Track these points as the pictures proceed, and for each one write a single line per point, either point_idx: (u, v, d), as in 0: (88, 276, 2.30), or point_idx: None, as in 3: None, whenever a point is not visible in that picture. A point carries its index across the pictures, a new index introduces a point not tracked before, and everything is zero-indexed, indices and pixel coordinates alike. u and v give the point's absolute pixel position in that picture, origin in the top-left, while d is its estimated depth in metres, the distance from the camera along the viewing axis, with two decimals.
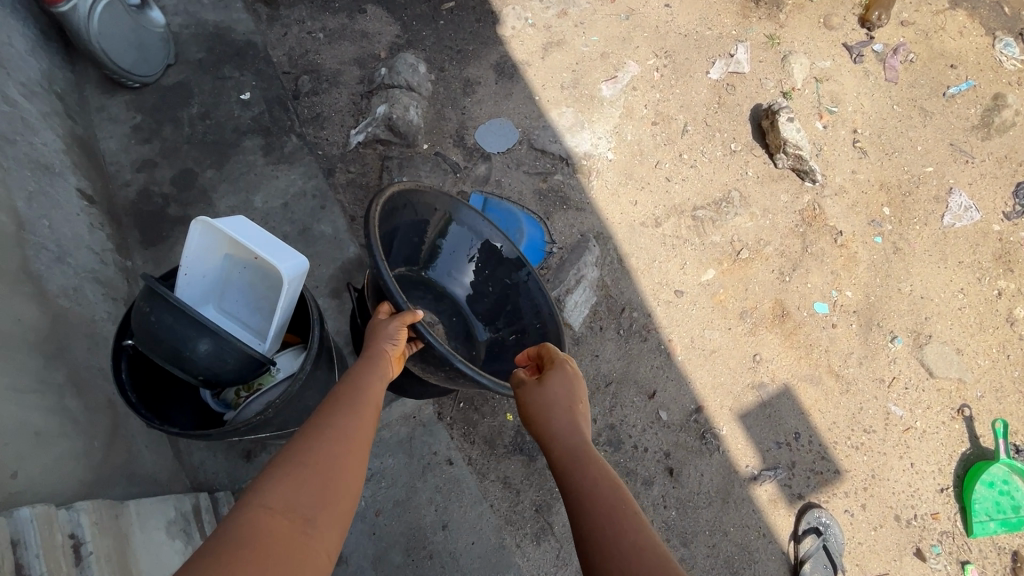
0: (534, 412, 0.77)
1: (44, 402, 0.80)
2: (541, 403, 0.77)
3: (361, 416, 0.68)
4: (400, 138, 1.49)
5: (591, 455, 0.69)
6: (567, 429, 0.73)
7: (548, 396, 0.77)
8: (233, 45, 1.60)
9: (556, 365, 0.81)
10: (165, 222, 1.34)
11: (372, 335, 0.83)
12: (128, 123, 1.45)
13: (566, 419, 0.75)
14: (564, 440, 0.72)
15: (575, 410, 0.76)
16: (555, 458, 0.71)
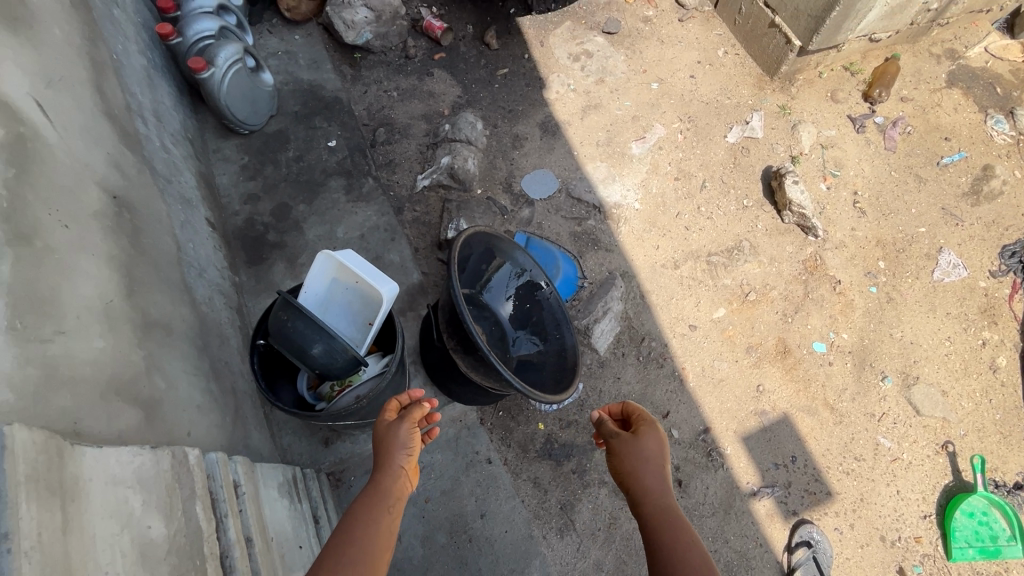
0: (627, 466, 0.87)
1: (199, 383, 1.06)
2: (636, 458, 0.87)
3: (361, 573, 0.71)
4: (459, 183, 1.77)
5: (678, 520, 0.80)
6: (658, 488, 0.84)
7: (641, 456, 0.87)
8: (323, 100, 1.92)
9: (649, 425, 0.91)
10: (265, 246, 1.63)
11: (385, 449, 0.86)
12: (237, 162, 1.76)
13: (658, 479, 0.85)
14: (658, 497, 0.83)
15: (663, 475, 0.86)
16: (648, 514, 0.82)
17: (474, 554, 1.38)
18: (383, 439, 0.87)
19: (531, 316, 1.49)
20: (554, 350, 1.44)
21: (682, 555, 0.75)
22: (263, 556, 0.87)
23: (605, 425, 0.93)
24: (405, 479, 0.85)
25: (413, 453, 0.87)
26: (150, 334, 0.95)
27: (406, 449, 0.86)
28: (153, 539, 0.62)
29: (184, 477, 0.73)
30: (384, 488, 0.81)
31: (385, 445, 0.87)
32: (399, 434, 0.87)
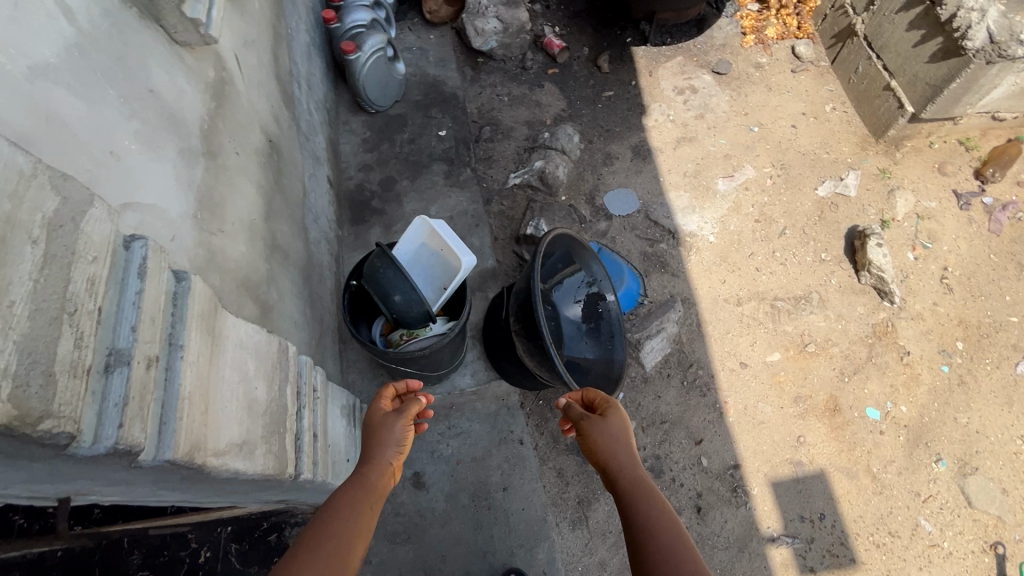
0: (597, 446, 0.90)
1: (299, 305, 1.26)
2: (604, 437, 0.91)
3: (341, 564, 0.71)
4: (546, 187, 1.91)
5: (648, 488, 0.84)
6: (628, 463, 0.88)
7: (610, 434, 0.91)
8: (442, 94, 2.14)
9: (612, 406, 0.96)
10: (368, 210, 1.85)
11: (376, 439, 0.88)
12: (360, 135, 2.01)
13: (627, 453, 0.89)
14: (627, 470, 0.87)
15: (632, 451, 0.90)
16: (622, 489, 0.84)
17: (489, 521, 1.48)
18: (377, 430, 0.89)
19: (592, 323, 1.56)
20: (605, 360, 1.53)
21: (655, 523, 0.78)
22: (323, 451, 1.04)
23: (572, 409, 0.97)
24: (390, 475, 0.86)
25: (403, 450, 0.89)
26: (274, 254, 1.15)
27: (397, 445, 0.88)
28: (258, 398, 0.81)
29: (281, 370, 0.90)
30: (370, 478, 0.82)
31: (378, 436, 0.88)
32: (393, 430, 0.89)
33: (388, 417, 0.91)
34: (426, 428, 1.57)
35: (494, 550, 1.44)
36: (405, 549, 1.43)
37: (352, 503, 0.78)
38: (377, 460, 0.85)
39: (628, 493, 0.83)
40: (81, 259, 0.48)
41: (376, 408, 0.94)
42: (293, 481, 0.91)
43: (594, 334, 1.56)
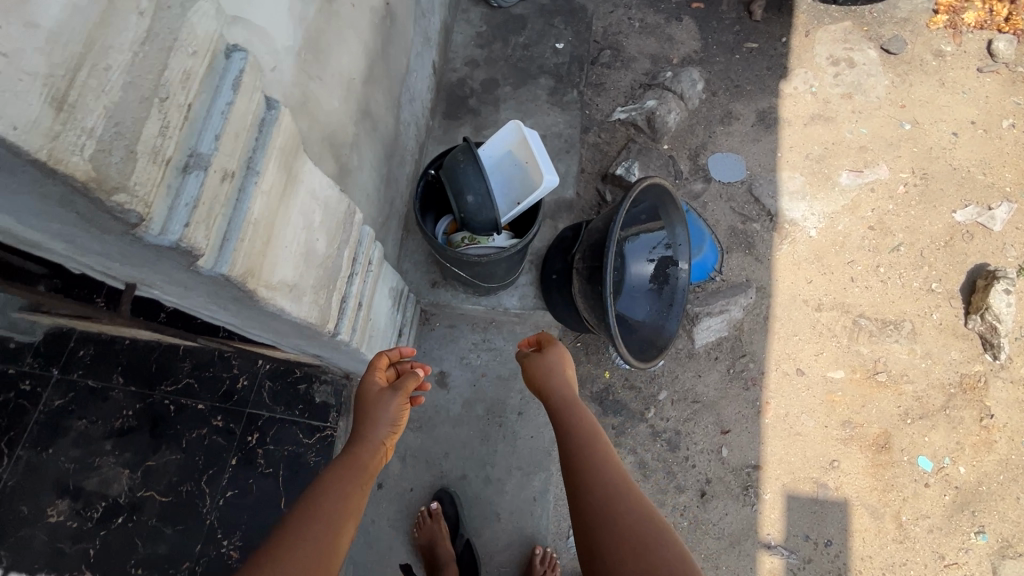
0: (537, 374, 0.99)
1: (375, 180, 1.26)
2: (540, 365, 0.99)
3: (336, 530, 0.70)
4: (651, 131, 1.77)
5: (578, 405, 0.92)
6: (561, 384, 0.96)
7: (547, 363, 0.99)
8: (571, 3, 1.98)
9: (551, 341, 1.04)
10: (463, 108, 1.79)
11: (373, 412, 0.88)
12: (475, 29, 1.92)
13: (562, 378, 0.97)
14: (559, 390, 0.95)
15: (566, 377, 0.98)
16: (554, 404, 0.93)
17: (497, 436, 1.51)
18: (374, 406, 0.89)
19: (661, 285, 1.48)
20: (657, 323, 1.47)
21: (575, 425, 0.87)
22: (363, 324, 1.08)
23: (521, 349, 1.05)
24: (380, 453, 0.87)
25: (395, 429, 0.89)
26: (364, 121, 1.14)
27: (390, 423, 0.89)
28: (318, 250, 0.82)
29: (343, 229, 0.90)
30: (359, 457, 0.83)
31: (373, 413, 0.89)
32: (388, 407, 0.89)
33: (384, 392, 0.92)
34: (462, 335, 1.60)
35: (494, 463, 1.49)
36: (413, 436, 1.50)
37: (341, 484, 0.76)
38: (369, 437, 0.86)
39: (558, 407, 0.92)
40: (181, 49, 0.47)
41: (372, 381, 0.93)
42: (331, 337, 0.95)
43: (655, 296, 1.47)
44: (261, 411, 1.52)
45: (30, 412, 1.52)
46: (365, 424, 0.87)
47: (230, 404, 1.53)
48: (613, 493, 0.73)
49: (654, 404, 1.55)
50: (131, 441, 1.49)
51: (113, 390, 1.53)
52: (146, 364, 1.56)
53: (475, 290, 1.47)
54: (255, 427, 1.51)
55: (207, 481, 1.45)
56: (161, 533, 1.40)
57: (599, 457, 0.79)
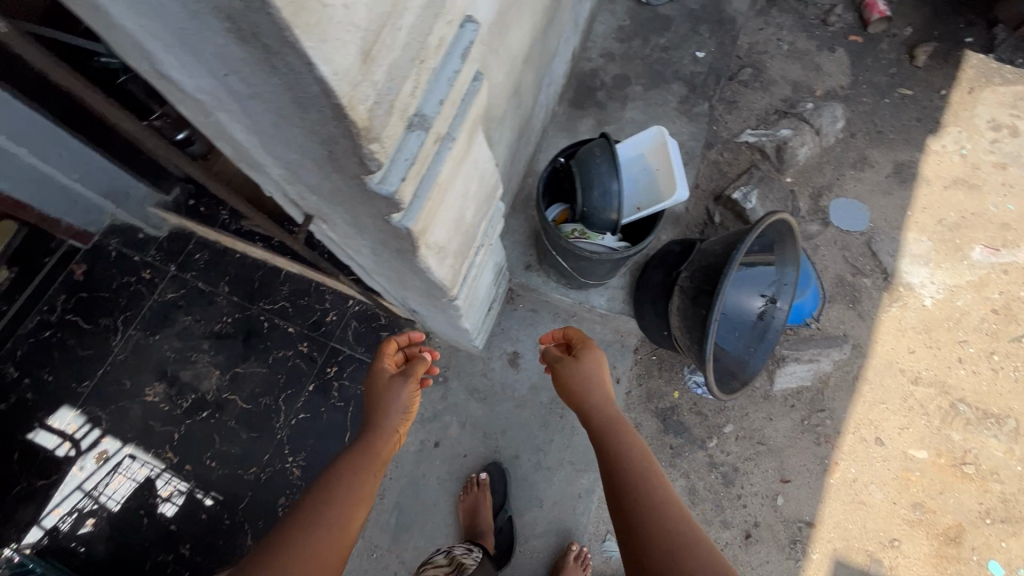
0: (573, 382, 0.99)
1: (505, 155, 1.28)
2: (578, 375, 0.98)
3: (350, 500, 0.77)
4: (778, 161, 1.71)
5: (623, 425, 0.91)
6: (600, 400, 0.95)
7: (583, 371, 0.98)
8: (721, 13, 1.91)
9: (587, 347, 1.02)
10: (590, 100, 1.79)
11: (387, 398, 0.96)
12: (618, 22, 1.90)
13: (598, 390, 0.96)
14: (598, 406, 0.95)
15: (604, 390, 0.97)
16: (593, 423, 0.93)
17: (555, 426, 1.54)
18: (388, 392, 0.97)
19: (763, 323, 1.44)
20: (741, 359, 1.44)
21: (617, 447, 0.86)
22: (470, 296, 1.11)
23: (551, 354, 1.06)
24: (392, 438, 0.94)
25: (407, 414, 0.96)
26: (513, 98, 1.16)
27: (402, 408, 0.96)
28: (467, 219, 0.85)
29: (488, 205, 0.93)
30: (373, 444, 0.90)
31: (385, 399, 0.97)
32: (399, 394, 0.97)
33: (393, 378, 1.00)
34: (541, 322, 1.62)
35: (547, 451, 1.52)
36: (477, 406, 1.55)
37: (353, 469, 0.82)
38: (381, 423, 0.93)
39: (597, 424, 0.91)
40: (444, 17, 0.50)
41: (382, 368, 1.01)
42: (449, 301, 0.99)
43: (750, 331, 1.44)
44: (343, 347, 1.60)
45: (146, 299, 1.67)
46: (377, 411, 0.95)
47: (317, 334, 1.62)
48: (670, 521, 0.72)
49: (717, 435, 1.52)
50: (226, 346, 1.61)
51: (218, 296, 1.66)
52: (250, 279, 1.68)
53: (568, 282, 1.49)
54: (335, 361, 1.59)
55: (284, 400, 1.55)
56: (237, 436, 1.52)
57: (648, 484, 0.78)
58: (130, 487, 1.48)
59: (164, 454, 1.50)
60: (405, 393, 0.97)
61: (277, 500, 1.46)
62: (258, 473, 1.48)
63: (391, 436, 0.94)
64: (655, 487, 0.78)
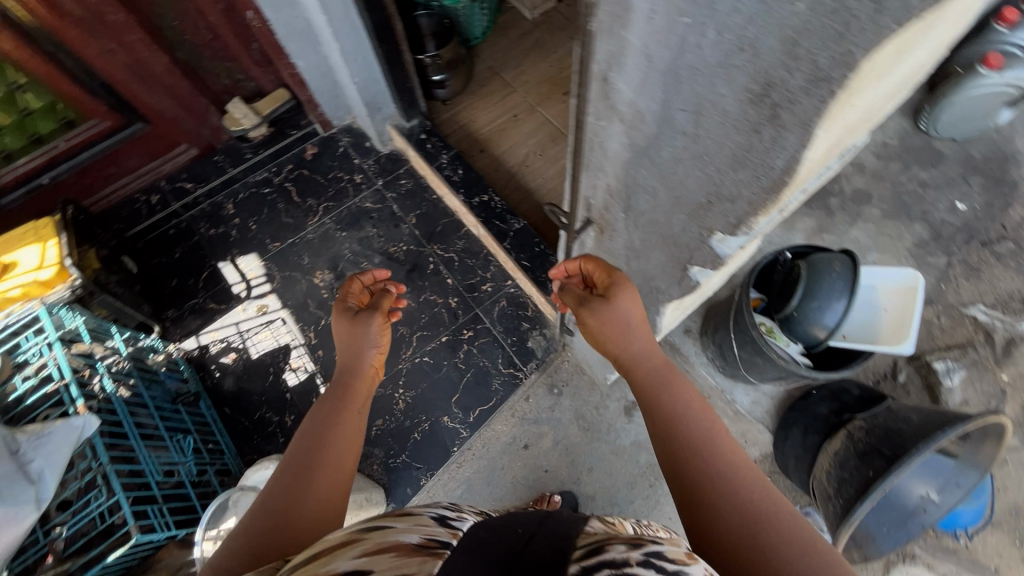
0: (609, 329, 0.79)
1: None
2: (614, 323, 0.78)
3: (331, 460, 0.71)
4: (1001, 352, 1.51)
5: (668, 378, 0.76)
6: (643, 351, 0.78)
7: (618, 314, 0.78)
8: (1004, 172, 1.72)
9: (616, 283, 0.80)
10: (819, 201, 1.70)
11: (354, 338, 0.88)
12: (883, 137, 1.77)
13: (639, 337, 0.78)
14: (642, 359, 0.78)
15: (645, 330, 0.80)
16: (641, 382, 0.77)
17: (641, 492, 1.49)
18: (356, 333, 0.89)
19: (914, 513, 1.23)
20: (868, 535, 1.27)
21: (678, 416, 0.70)
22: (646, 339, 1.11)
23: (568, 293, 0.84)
24: (371, 376, 0.88)
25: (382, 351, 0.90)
26: None
27: (375, 346, 0.89)
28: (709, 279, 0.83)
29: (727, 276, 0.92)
30: (354, 387, 0.84)
31: (353, 342, 0.88)
32: (370, 334, 0.89)
33: (356, 318, 0.90)
34: None
35: (623, 511, 1.48)
36: (577, 433, 1.55)
37: (335, 413, 0.77)
38: (351, 361, 0.87)
39: (647, 387, 0.75)
40: (866, 117, 0.50)
41: (346, 309, 0.93)
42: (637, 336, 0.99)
43: (894, 515, 1.25)
44: (485, 318, 1.66)
45: (348, 198, 1.86)
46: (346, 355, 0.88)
47: (468, 295, 1.70)
48: (744, 505, 0.59)
49: None
50: (391, 267, 1.75)
51: (404, 224, 1.80)
52: (435, 221, 1.80)
53: (724, 368, 1.42)
54: (473, 326, 1.65)
55: (416, 337, 1.65)
56: None
57: (705, 458, 0.64)
58: (272, 345, 1.67)
59: (307, 331, 1.68)
60: (368, 326, 0.89)
61: (374, 421, 1.56)
62: None
63: (365, 371, 0.87)
64: (720, 452, 0.65)
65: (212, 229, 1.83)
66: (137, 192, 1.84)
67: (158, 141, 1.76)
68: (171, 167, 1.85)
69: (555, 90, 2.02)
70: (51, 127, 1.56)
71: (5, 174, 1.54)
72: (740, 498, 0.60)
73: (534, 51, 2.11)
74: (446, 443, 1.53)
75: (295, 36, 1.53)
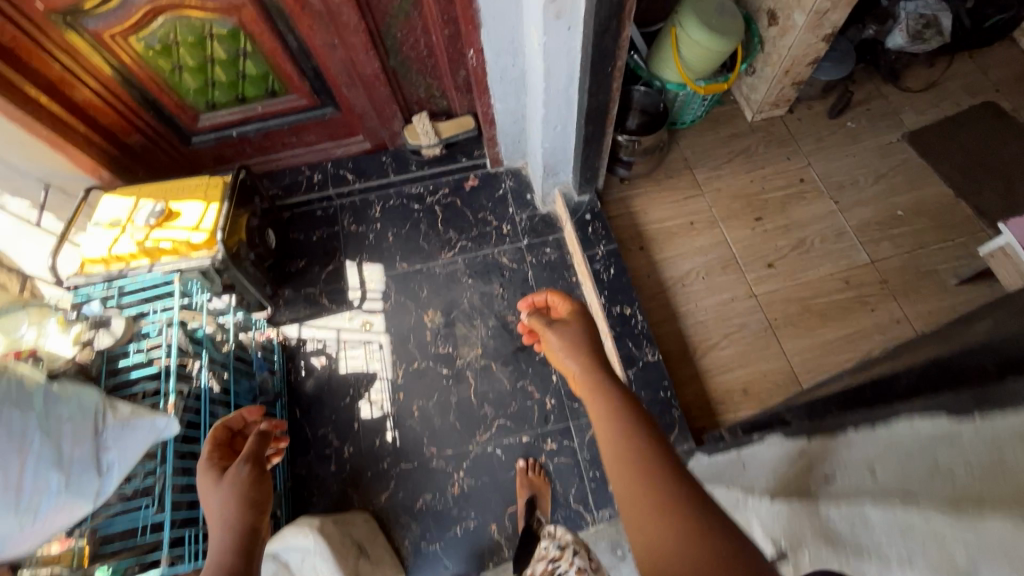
0: (563, 346, 0.92)
1: None
2: (567, 342, 0.92)
3: None
4: None
5: (616, 381, 0.82)
6: (587, 363, 0.88)
7: (571, 334, 0.93)
8: None
9: (572, 317, 0.97)
10: None
11: (229, 503, 0.85)
12: None
13: (585, 351, 0.89)
14: (589, 370, 0.86)
15: (597, 352, 0.90)
16: (585, 388, 0.84)
17: None
18: (227, 498, 0.85)
19: None
20: None
21: (612, 414, 0.74)
22: None
23: (535, 316, 0.98)
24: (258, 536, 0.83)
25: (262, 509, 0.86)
26: None
27: (253, 503, 0.86)
28: None
29: None
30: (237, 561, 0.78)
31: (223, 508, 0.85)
32: (241, 490, 0.86)
33: (222, 481, 0.88)
34: None
35: None
36: None
37: None
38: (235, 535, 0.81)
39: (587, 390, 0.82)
40: None
41: (212, 472, 0.91)
42: None
43: None
44: (575, 437, 1.50)
45: (487, 246, 1.76)
46: (220, 531, 0.82)
47: (566, 402, 1.54)
48: (673, 494, 0.61)
49: None
50: (501, 337, 1.63)
51: (531, 295, 1.68)
52: None
53: None
54: (558, 440, 1.50)
55: (496, 424, 1.53)
56: (446, 412, 1.55)
57: (637, 448, 0.67)
58: (361, 367, 1.62)
59: (397, 368, 1.62)
60: (243, 483, 0.87)
61: (422, 495, 1.46)
62: (432, 456, 1.50)
63: (250, 528, 0.83)
64: (650, 440, 0.69)
65: (354, 225, 1.83)
66: (305, 164, 1.88)
67: (341, 127, 1.78)
68: (341, 153, 1.87)
69: (747, 211, 1.78)
70: (256, 93, 1.61)
71: (205, 119, 1.65)
72: (669, 490, 0.61)
73: (739, 157, 1.87)
74: (483, 555, 1.40)
75: (505, 81, 1.46)
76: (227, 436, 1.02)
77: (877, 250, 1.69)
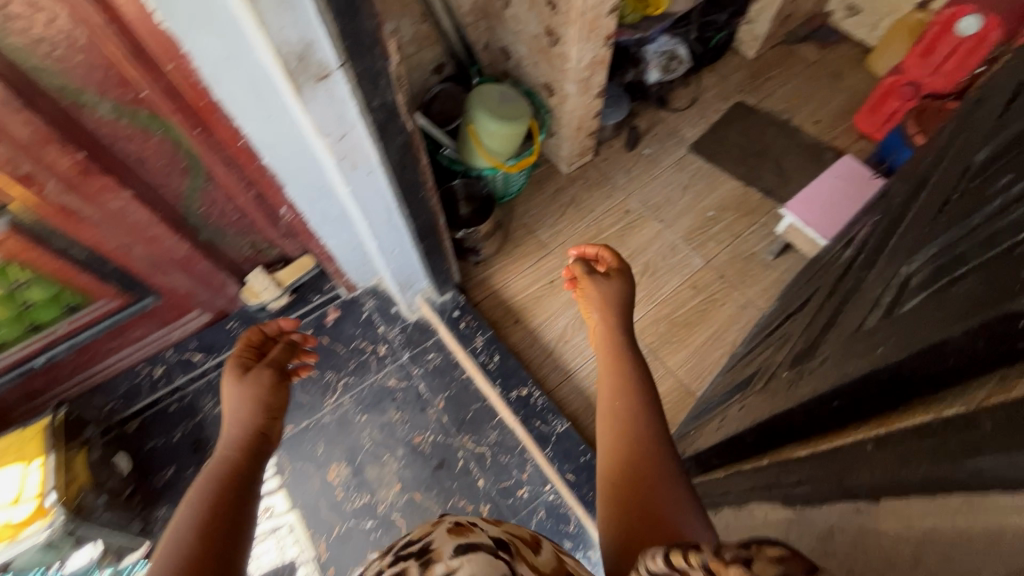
0: (602, 295, 1.15)
1: None
2: (606, 294, 1.14)
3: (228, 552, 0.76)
4: None
5: (630, 341, 1.08)
6: (616, 325, 1.11)
7: (609, 292, 1.14)
8: None
9: (613, 276, 1.17)
10: None
11: (244, 397, 0.97)
12: None
13: (615, 314, 1.12)
14: (615, 332, 1.10)
15: (624, 314, 1.13)
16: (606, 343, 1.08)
17: None
18: (242, 397, 0.97)
19: None
20: None
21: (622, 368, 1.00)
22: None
23: (579, 264, 1.19)
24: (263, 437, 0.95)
25: (272, 412, 0.98)
26: None
27: (265, 409, 0.97)
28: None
29: None
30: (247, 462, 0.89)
31: (242, 400, 0.97)
32: (256, 392, 0.98)
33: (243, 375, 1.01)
34: None
35: None
36: None
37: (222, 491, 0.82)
38: (248, 422, 0.95)
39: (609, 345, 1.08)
40: None
41: (239, 360, 1.04)
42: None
43: None
44: None
45: (370, 374, 1.70)
46: (236, 418, 0.96)
47: (501, 502, 1.51)
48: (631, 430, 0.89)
49: None
50: (415, 463, 1.56)
51: (430, 408, 1.64)
52: (465, 407, 1.64)
53: None
54: None
55: None
56: None
57: (626, 382, 0.97)
58: (277, 560, 1.46)
59: (318, 543, 1.48)
60: (262, 385, 0.99)
61: None
62: None
63: (262, 426, 0.95)
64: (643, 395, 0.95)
65: (219, 405, 1.65)
66: (139, 362, 1.68)
67: (168, 313, 1.62)
68: (179, 335, 1.70)
69: None
70: (53, 315, 1.42)
71: None
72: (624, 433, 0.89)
73: (570, 209, 2.03)
74: None
75: (330, 221, 1.44)
76: (261, 341, 1.10)
77: (706, 251, 1.92)
